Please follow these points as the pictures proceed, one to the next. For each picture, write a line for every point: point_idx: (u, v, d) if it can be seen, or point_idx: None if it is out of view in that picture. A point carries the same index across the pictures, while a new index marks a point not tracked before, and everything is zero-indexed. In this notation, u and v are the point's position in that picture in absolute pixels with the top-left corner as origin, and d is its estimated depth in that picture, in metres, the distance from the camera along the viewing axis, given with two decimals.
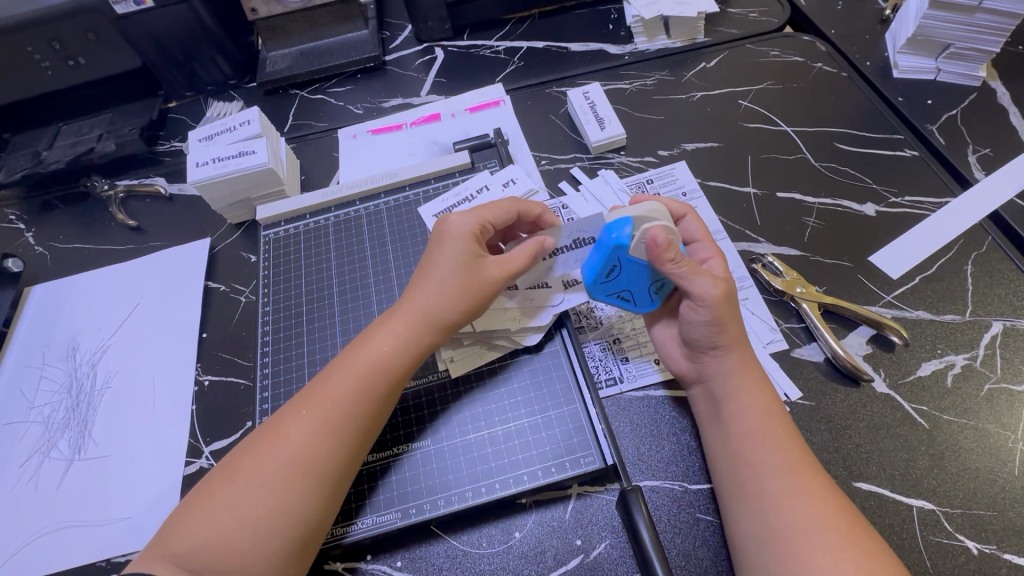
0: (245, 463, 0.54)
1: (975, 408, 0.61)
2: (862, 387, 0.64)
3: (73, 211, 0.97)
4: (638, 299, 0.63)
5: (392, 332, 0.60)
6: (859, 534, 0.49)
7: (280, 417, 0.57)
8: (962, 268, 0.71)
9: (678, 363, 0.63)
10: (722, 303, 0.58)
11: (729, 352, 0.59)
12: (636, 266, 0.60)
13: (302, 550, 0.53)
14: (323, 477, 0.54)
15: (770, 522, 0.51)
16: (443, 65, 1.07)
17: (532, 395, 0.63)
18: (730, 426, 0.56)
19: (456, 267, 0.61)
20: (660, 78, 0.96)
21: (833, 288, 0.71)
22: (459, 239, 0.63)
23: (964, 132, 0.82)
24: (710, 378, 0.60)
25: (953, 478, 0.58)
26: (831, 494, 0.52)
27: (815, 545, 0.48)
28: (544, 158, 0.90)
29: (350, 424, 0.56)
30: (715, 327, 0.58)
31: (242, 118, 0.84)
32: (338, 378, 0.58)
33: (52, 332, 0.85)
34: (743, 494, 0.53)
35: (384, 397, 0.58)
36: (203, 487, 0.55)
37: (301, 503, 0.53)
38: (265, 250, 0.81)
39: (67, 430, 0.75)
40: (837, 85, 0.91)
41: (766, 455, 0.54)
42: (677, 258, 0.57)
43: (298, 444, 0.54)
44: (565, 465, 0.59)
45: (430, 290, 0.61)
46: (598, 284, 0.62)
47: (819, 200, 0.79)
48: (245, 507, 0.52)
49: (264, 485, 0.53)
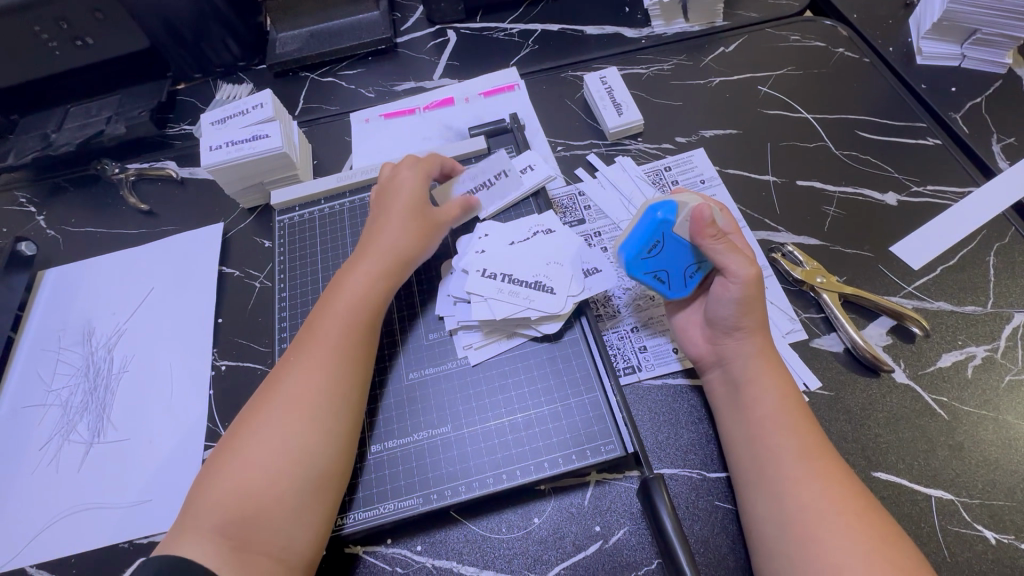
0: (248, 417, 0.57)
1: (994, 399, 0.61)
2: (881, 377, 0.63)
3: (84, 194, 0.97)
4: (673, 283, 0.62)
5: (363, 271, 0.65)
6: (882, 522, 0.49)
7: (274, 372, 0.60)
8: (984, 259, 0.70)
9: (697, 347, 0.63)
10: (753, 285, 0.57)
11: (750, 335, 0.59)
12: (677, 243, 0.60)
13: (322, 476, 0.55)
14: (321, 404, 0.57)
15: (786, 505, 0.51)
16: (456, 48, 1.05)
17: (552, 383, 0.63)
18: (749, 411, 0.56)
19: (410, 210, 0.68)
20: (677, 63, 0.95)
21: (852, 279, 0.71)
22: (408, 187, 0.70)
23: (987, 121, 0.81)
24: (729, 362, 0.60)
25: (972, 469, 0.58)
26: (848, 481, 0.52)
27: (832, 528, 0.48)
28: (560, 144, 0.89)
29: (338, 354, 0.60)
30: (742, 308, 0.58)
31: (255, 102, 0.83)
32: (319, 319, 0.62)
33: (67, 316, 0.85)
34: (765, 482, 0.53)
35: (368, 327, 0.62)
36: (216, 455, 0.56)
37: (307, 438, 0.55)
38: (279, 235, 0.80)
39: (85, 413, 0.75)
40: (859, 71, 0.89)
41: (784, 441, 0.53)
42: (717, 236, 0.57)
43: (293, 386, 0.57)
44: (587, 453, 0.59)
45: (391, 232, 0.67)
46: (637, 260, 0.61)
47: (840, 189, 0.78)
48: (256, 455, 0.54)
49: (270, 428, 0.55)
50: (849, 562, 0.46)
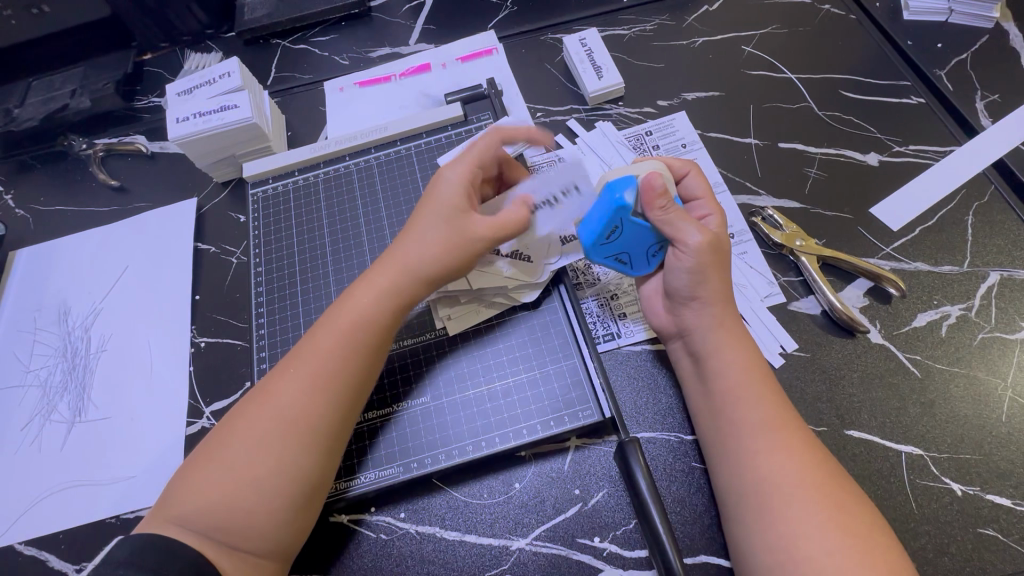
0: (237, 425, 0.54)
1: (967, 357, 0.62)
2: (857, 337, 0.64)
3: (51, 171, 0.94)
4: (634, 260, 0.62)
5: (375, 286, 0.59)
6: (838, 489, 0.50)
7: (269, 378, 0.57)
8: (962, 219, 0.70)
9: (659, 317, 0.63)
10: (706, 252, 0.57)
11: (708, 304, 0.58)
12: (635, 225, 0.58)
13: (305, 499, 0.53)
14: (315, 430, 0.54)
15: (746, 473, 0.51)
16: (432, 11, 1.01)
17: (530, 351, 0.63)
18: (714, 382, 0.56)
19: (442, 221, 0.59)
20: (660, 23, 0.92)
21: (831, 241, 0.71)
22: (445, 193, 0.60)
23: (972, 77, 0.80)
24: (690, 333, 0.59)
25: (941, 425, 0.59)
26: (810, 450, 0.52)
27: (787, 498, 0.49)
28: (539, 110, 0.87)
29: (340, 378, 0.56)
30: (695, 276, 0.57)
31: (222, 71, 0.80)
32: (322, 336, 0.57)
33: (41, 296, 0.83)
34: (726, 451, 0.54)
35: (374, 350, 0.57)
36: (201, 450, 0.55)
37: (298, 461, 0.53)
38: (254, 209, 0.78)
39: (65, 393, 0.75)
40: (845, 29, 0.87)
41: (747, 412, 0.54)
42: (667, 207, 0.57)
43: (289, 403, 0.54)
44: (565, 419, 0.59)
45: (416, 244, 0.59)
46: (596, 246, 0.59)
47: (821, 150, 0.77)
48: (240, 469, 0.52)
49: (259, 447, 0.52)
50: (800, 532, 0.47)
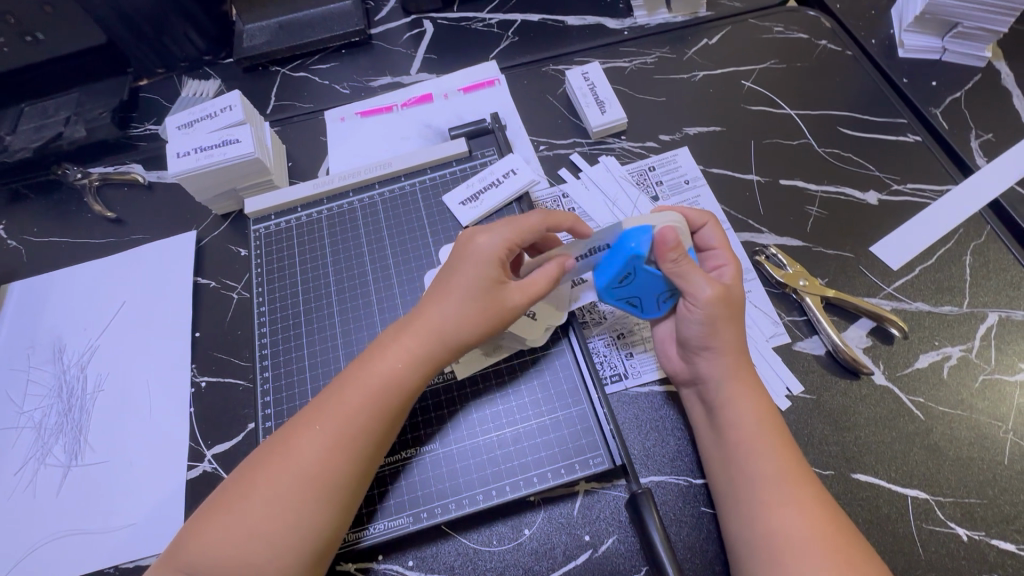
0: (257, 479, 0.53)
1: (969, 399, 0.63)
2: (861, 379, 0.65)
3: (45, 200, 0.92)
4: (645, 304, 0.62)
5: (403, 348, 0.58)
6: (850, 545, 0.50)
7: (291, 431, 0.56)
8: (961, 258, 0.72)
9: (672, 362, 0.63)
10: (717, 305, 0.57)
11: (721, 355, 0.58)
12: (650, 274, 0.58)
13: (322, 561, 0.53)
14: (338, 490, 0.53)
15: (754, 527, 0.52)
16: (433, 40, 1.02)
17: (540, 396, 0.62)
18: (726, 432, 0.57)
19: (477, 288, 0.58)
20: (660, 56, 0.93)
21: (833, 280, 0.72)
22: (482, 264, 0.59)
23: (966, 116, 0.81)
24: (705, 382, 0.59)
25: (946, 468, 0.60)
26: (822, 505, 0.52)
27: (797, 554, 0.50)
28: (542, 143, 0.87)
29: (365, 439, 0.55)
30: (707, 327, 0.58)
31: (223, 104, 0.80)
32: (350, 396, 0.56)
33: (35, 332, 0.81)
34: (739, 501, 0.54)
35: (398, 415, 0.57)
36: (215, 499, 0.54)
37: (315, 520, 0.52)
38: (255, 245, 0.77)
39: (62, 435, 0.73)
40: (841, 65, 0.89)
41: (761, 466, 0.54)
42: (681, 260, 0.56)
43: (310, 460, 0.53)
44: (576, 466, 0.59)
45: (446, 309, 0.58)
46: (608, 290, 0.60)
47: (822, 188, 0.78)
48: (259, 527, 0.51)
49: (280, 505, 0.52)
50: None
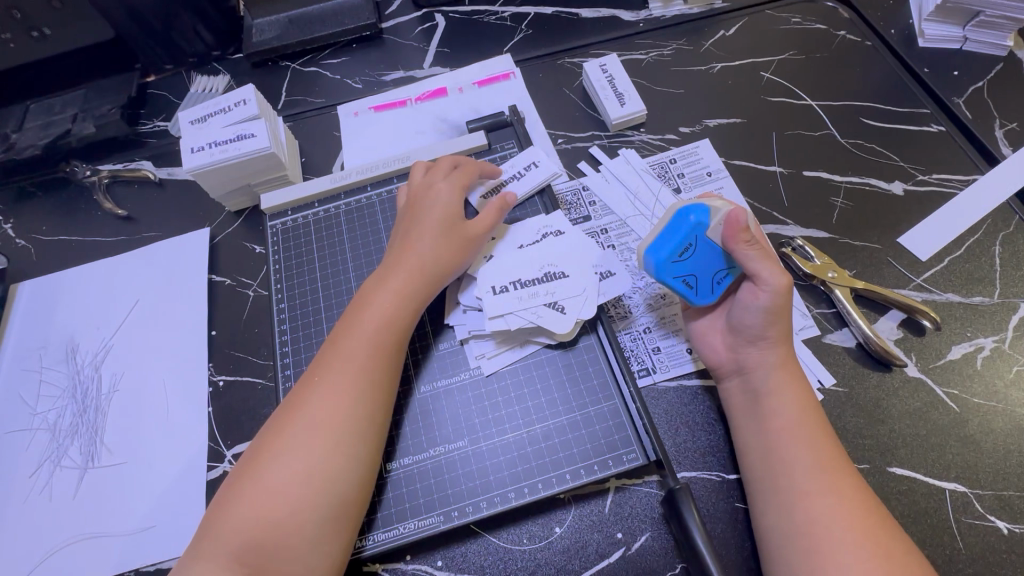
0: (271, 438, 0.53)
1: (1003, 390, 0.62)
2: (893, 371, 0.64)
3: (54, 199, 0.91)
4: (699, 288, 0.61)
5: (393, 287, 0.60)
6: (889, 539, 0.49)
7: (297, 389, 0.56)
8: (990, 248, 0.71)
9: (716, 353, 0.62)
10: (785, 295, 0.56)
11: (773, 345, 0.58)
12: (709, 248, 0.59)
13: (343, 511, 0.51)
14: (346, 428, 0.53)
15: (795, 517, 0.51)
16: (445, 34, 1.00)
17: (569, 391, 0.61)
18: (768, 421, 0.56)
19: (442, 223, 0.64)
20: (677, 48, 0.92)
21: (862, 272, 0.71)
22: (443, 205, 0.65)
23: (989, 105, 0.81)
24: (750, 371, 0.59)
25: (983, 460, 0.59)
26: (861, 498, 0.51)
27: (841, 545, 0.49)
28: (561, 137, 0.86)
29: (367, 375, 0.56)
30: (769, 317, 0.57)
31: (237, 98, 0.78)
32: (347, 338, 0.58)
33: (47, 332, 0.79)
34: (777, 494, 0.53)
35: (395, 348, 0.58)
36: (237, 473, 0.53)
37: (334, 465, 0.52)
38: (272, 241, 0.76)
39: (76, 436, 0.71)
40: (860, 55, 0.88)
41: (802, 460, 0.53)
42: (751, 242, 0.57)
43: (318, 408, 0.54)
44: (609, 463, 0.58)
45: (425, 246, 0.62)
46: (666, 263, 0.59)
47: (846, 179, 0.77)
48: (277, 482, 0.50)
49: (295, 453, 0.52)
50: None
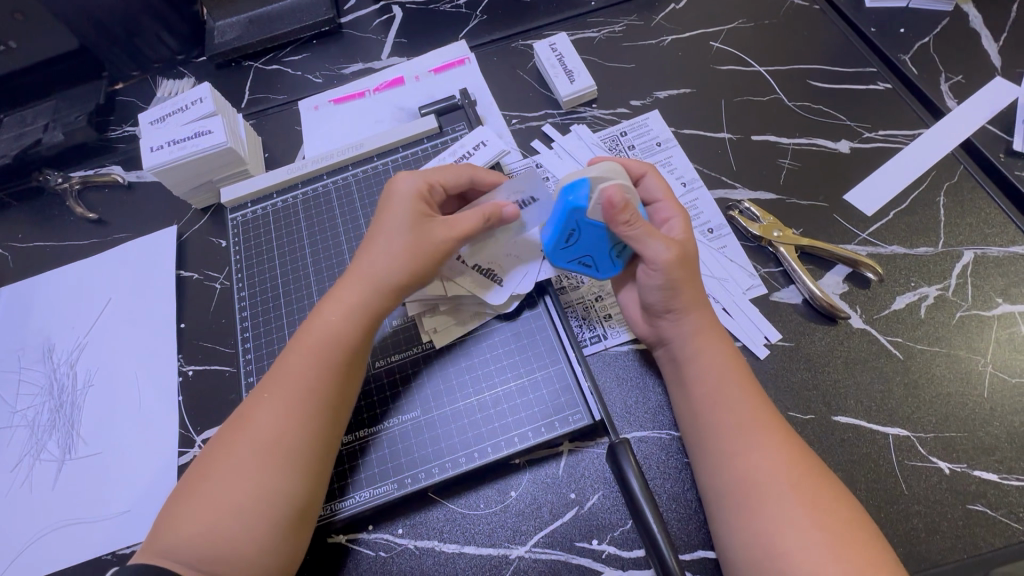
0: (219, 454, 0.54)
1: (947, 335, 0.63)
2: (838, 324, 0.65)
3: (29, 207, 0.93)
4: (599, 264, 0.62)
5: (343, 302, 0.59)
6: (818, 487, 0.50)
7: (247, 405, 0.57)
8: (935, 200, 0.71)
9: (637, 325, 0.63)
10: (676, 268, 0.57)
11: (684, 314, 0.58)
12: (594, 229, 0.58)
13: (292, 524, 0.53)
14: (293, 449, 0.54)
15: (723, 472, 0.52)
16: (402, 25, 1.02)
17: (517, 358, 0.63)
18: (698, 380, 0.57)
19: (403, 230, 0.60)
20: (628, 24, 0.93)
21: (809, 230, 0.72)
22: (406, 206, 0.61)
23: (935, 60, 0.81)
24: (671, 341, 0.60)
25: (926, 405, 0.60)
26: (788, 448, 0.52)
27: (765, 496, 0.50)
28: (514, 117, 0.87)
29: (313, 396, 0.55)
30: (668, 291, 0.58)
31: (193, 97, 0.80)
32: (296, 357, 0.57)
33: (25, 334, 0.82)
34: (708, 450, 0.54)
35: (345, 366, 0.57)
36: (186, 483, 0.54)
37: (283, 483, 0.52)
38: (234, 233, 0.78)
39: (54, 431, 0.74)
40: (809, 19, 0.88)
41: (728, 415, 0.54)
42: (631, 221, 0.55)
43: (265, 427, 0.54)
44: (555, 424, 0.60)
45: (379, 255, 0.60)
46: (557, 251, 0.61)
47: (794, 141, 0.78)
48: (225, 498, 0.52)
49: (243, 472, 0.52)
50: (776, 530, 0.48)
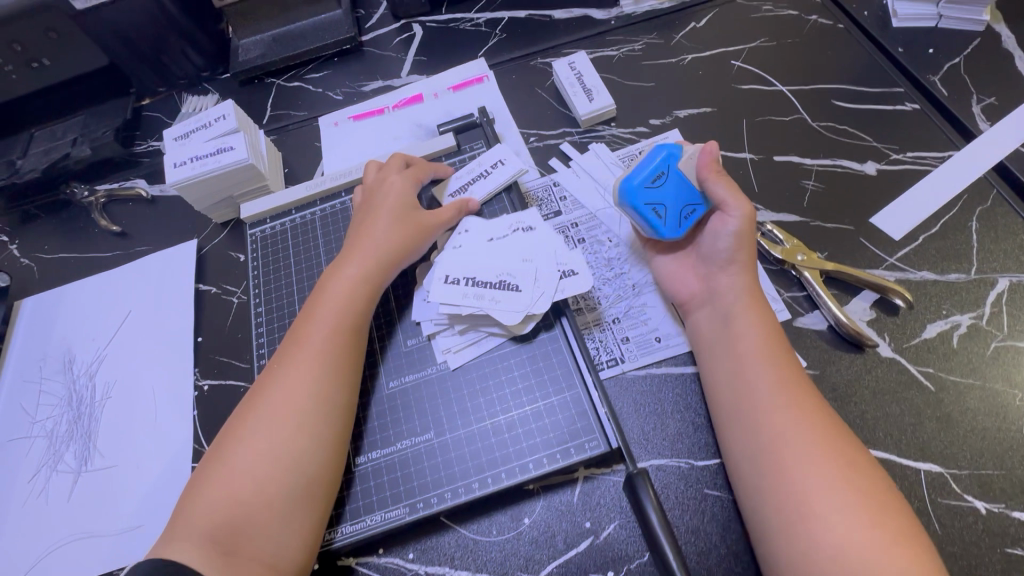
0: (239, 424, 0.57)
1: (982, 368, 0.60)
2: (866, 352, 0.63)
3: (55, 219, 0.95)
4: (669, 221, 0.64)
5: (347, 274, 0.64)
6: (847, 447, 0.52)
7: (262, 379, 0.60)
8: (967, 224, 0.69)
9: (686, 287, 0.66)
10: (750, 221, 0.62)
11: (741, 271, 0.63)
12: (680, 180, 0.64)
13: (304, 490, 0.54)
14: (305, 411, 0.56)
15: (756, 433, 0.54)
16: (423, 43, 1.03)
17: (533, 381, 0.62)
18: (734, 347, 0.59)
19: (394, 213, 0.67)
20: (648, 43, 0.92)
21: (834, 254, 0.70)
22: (395, 195, 0.69)
23: (966, 81, 0.79)
24: (720, 296, 0.63)
25: (960, 440, 0.58)
26: (820, 413, 0.54)
27: (798, 456, 0.51)
28: (532, 135, 0.87)
29: (321, 359, 0.59)
30: (736, 242, 0.62)
31: (217, 114, 0.82)
32: (306, 326, 0.61)
33: (46, 345, 0.83)
34: (739, 410, 0.56)
35: (353, 331, 0.61)
36: (209, 457, 0.56)
37: (293, 445, 0.54)
38: (253, 248, 0.79)
39: (71, 443, 0.75)
40: (833, 38, 0.87)
41: (762, 378, 0.56)
42: (718, 171, 0.64)
43: (279, 393, 0.57)
44: (571, 451, 0.58)
45: (376, 233, 0.66)
46: (642, 188, 0.63)
47: (817, 162, 0.77)
48: (245, 465, 0.54)
49: (259, 436, 0.55)
50: (810, 487, 0.50)
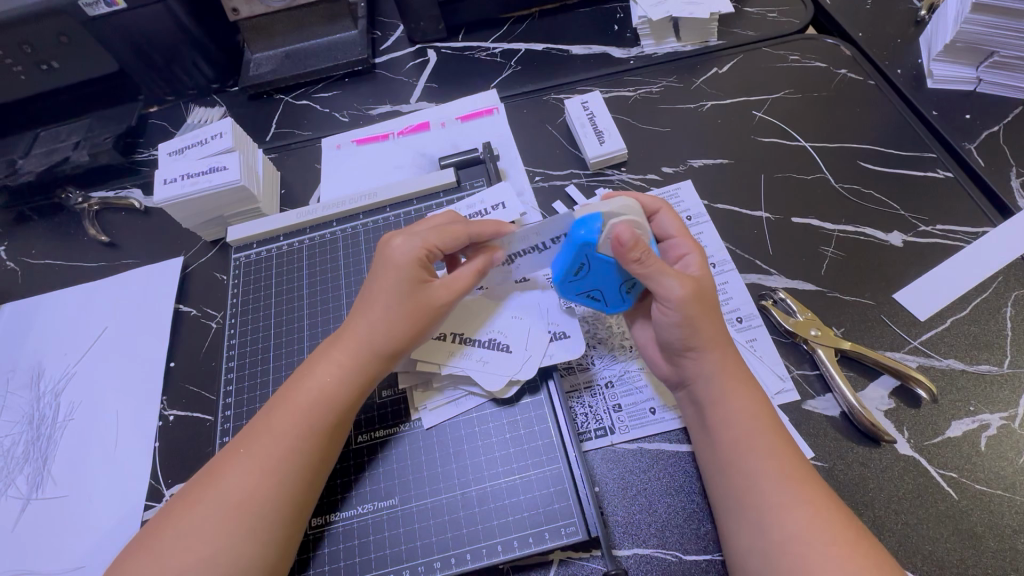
0: (183, 509, 0.50)
1: (1013, 478, 0.54)
2: (882, 447, 0.57)
3: (47, 223, 0.93)
4: (609, 299, 0.60)
5: (335, 362, 0.56)
6: (866, 543, 0.47)
7: (220, 459, 0.53)
8: (1000, 310, 0.63)
9: (659, 367, 0.60)
10: (691, 303, 0.54)
11: (704, 354, 0.55)
12: (604, 265, 0.56)
13: None
14: (259, 515, 0.49)
15: (766, 534, 0.48)
16: (435, 69, 1.00)
17: (512, 451, 0.57)
18: (720, 432, 0.53)
19: (399, 294, 0.56)
20: (666, 85, 0.88)
21: (851, 331, 0.64)
22: (403, 266, 0.57)
23: (1005, 152, 0.74)
24: (691, 383, 0.56)
25: (983, 559, 0.51)
26: (828, 504, 0.49)
27: (818, 559, 0.45)
28: (538, 174, 0.83)
29: (291, 462, 0.52)
30: (687, 327, 0.55)
31: (214, 131, 0.79)
32: (278, 418, 0.53)
33: (18, 356, 0.80)
34: (745, 506, 0.50)
35: (332, 432, 0.54)
36: (145, 535, 0.50)
37: (238, 553, 0.48)
38: (235, 274, 0.75)
39: (26, 465, 0.71)
40: (863, 94, 0.82)
41: (763, 464, 0.50)
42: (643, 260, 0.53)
43: (234, 487, 0.50)
44: (546, 535, 0.53)
45: (374, 317, 0.56)
46: (565, 285, 0.59)
47: (839, 227, 0.71)
48: (178, 563, 0.47)
49: (202, 533, 0.48)
50: None
